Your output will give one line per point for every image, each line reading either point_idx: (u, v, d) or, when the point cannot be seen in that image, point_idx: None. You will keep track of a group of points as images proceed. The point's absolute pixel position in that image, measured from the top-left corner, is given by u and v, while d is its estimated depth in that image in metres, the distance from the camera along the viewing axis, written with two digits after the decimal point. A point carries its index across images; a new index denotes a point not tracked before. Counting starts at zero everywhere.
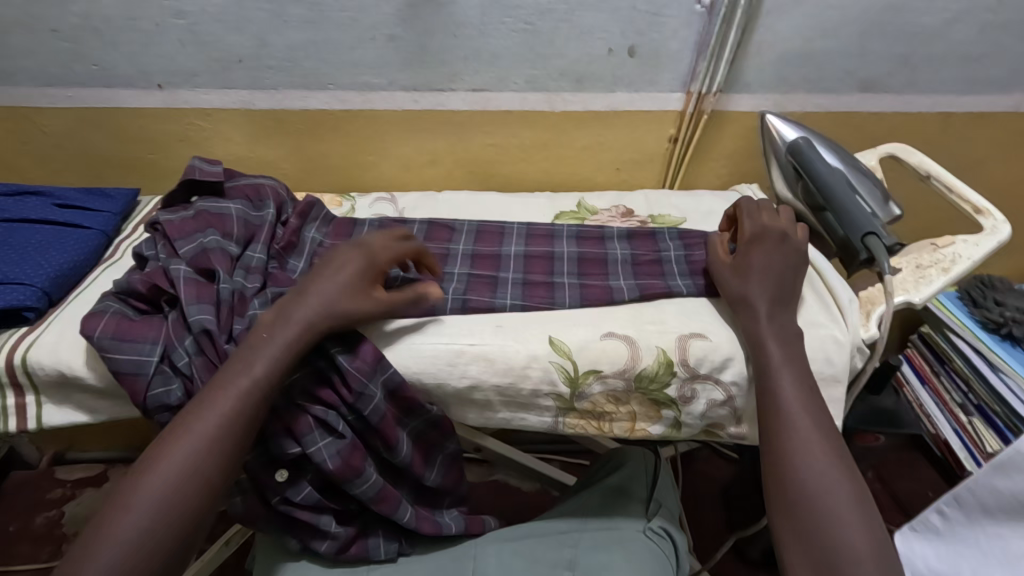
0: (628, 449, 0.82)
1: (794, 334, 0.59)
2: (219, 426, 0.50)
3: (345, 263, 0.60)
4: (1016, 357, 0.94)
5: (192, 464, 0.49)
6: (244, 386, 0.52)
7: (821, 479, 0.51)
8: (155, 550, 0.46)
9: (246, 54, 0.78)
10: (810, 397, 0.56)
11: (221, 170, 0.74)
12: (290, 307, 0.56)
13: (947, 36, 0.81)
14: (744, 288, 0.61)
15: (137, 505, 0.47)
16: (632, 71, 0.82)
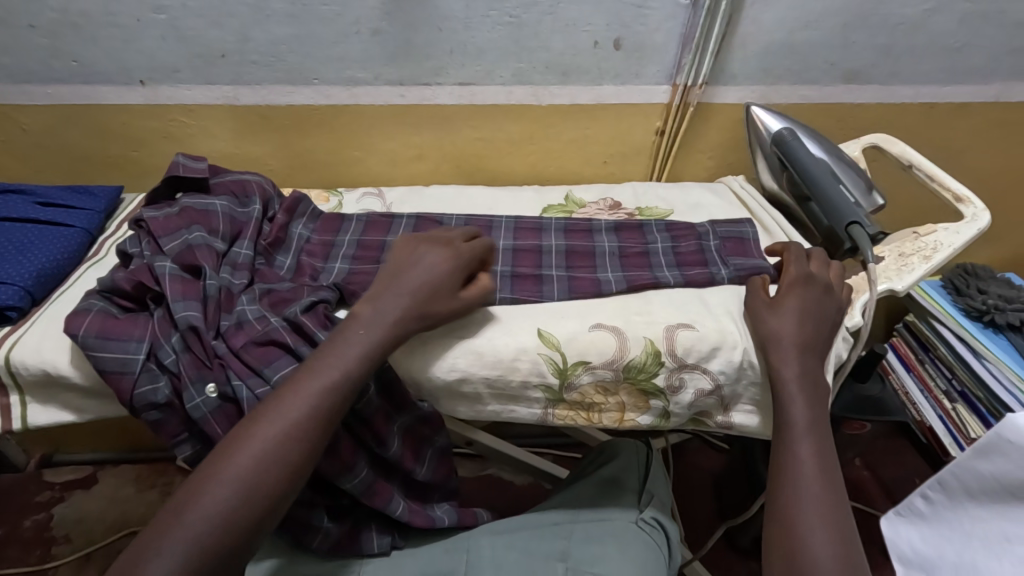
0: (620, 441, 0.82)
1: (822, 389, 0.58)
2: (300, 422, 0.49)
3: (437, 263, 0.60)
4: (998, 344, 0.96)
5: (259, 471, 0.47)
6: (335, 377, 0.51)
7: (821, 533, 0.49)
8: (232, 530, 0.46)
9: (229, 49, 0.78)
10: (827, 448, 0.54)
11: (206, 166, 0.74)
12: (388, 296, 0.57)
13: (929, 27, 0.82)
14: (778, 328, 0.59)
15: (203, 512, 0.45)
16: (617, 64, 0.82)
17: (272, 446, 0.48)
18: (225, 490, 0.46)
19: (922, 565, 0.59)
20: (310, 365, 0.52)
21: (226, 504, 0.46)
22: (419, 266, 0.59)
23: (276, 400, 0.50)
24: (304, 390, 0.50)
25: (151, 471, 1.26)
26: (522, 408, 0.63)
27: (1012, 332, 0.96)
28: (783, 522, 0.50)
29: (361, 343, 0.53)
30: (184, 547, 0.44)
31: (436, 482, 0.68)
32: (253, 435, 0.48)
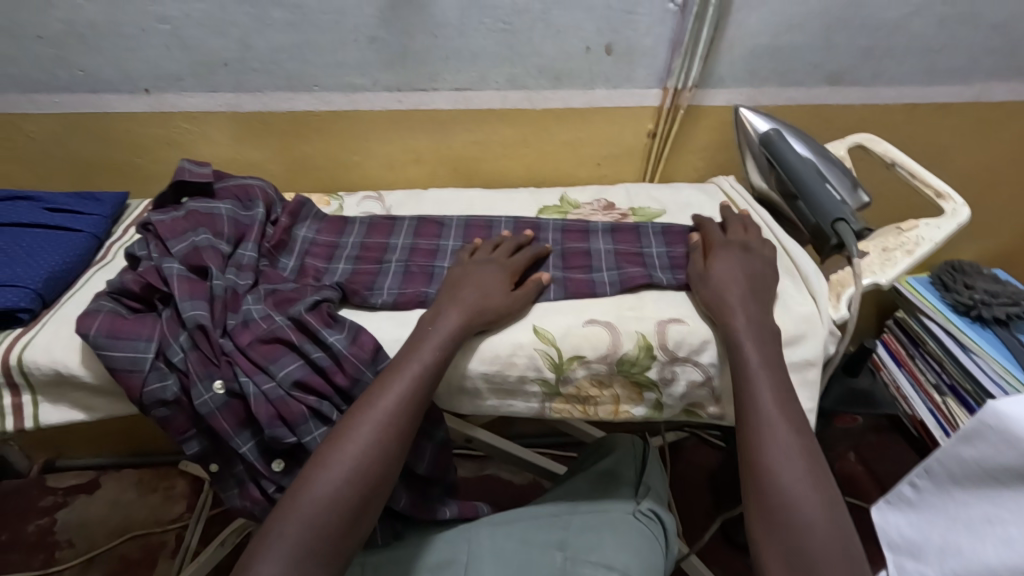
0: (617, 436, 0.84)
1: (773, 335, 0.61)
2: (392, 411, 0.55)
3: (485, 271, 0.67)
4: (985, 338, 0.99)
5: (362, 456, 0.53)
6: (416, 370, 0.57)
7: (798, 486, 0.52)
8: (340, 511, 0.52)
9: (231, 57, 0.80)
10: (788, 400, 0.57)
11: (211, 171, 0.76)
12: (450, 302, 0.63)
13: (909, 29, 0.85)
14: (717, 294, 0.64)
15: (314, 498, 0.51)
16: (609, 68, 0.85)
17: (371, 433, 0.54)
18: (332, 478, 0.52)
19: (910, 549, 0.62)
20: (398, 365, 0.58)
21: (333, 491, 0.52)
22: (473, 279, 0.66)
23: (369, 396, 0.56)
24: (395, 384, 0.56)
25: (153, 475, 1.27)
26: (519, 401, 0.65)
27: (999, 326, 0.99)
28: (759, 481, 0.53)
29: (439, 340, 0.59)
30: (302, 529, 0.50)
31: (436, 475, 0.70)
32: (353, 427, 0.54)
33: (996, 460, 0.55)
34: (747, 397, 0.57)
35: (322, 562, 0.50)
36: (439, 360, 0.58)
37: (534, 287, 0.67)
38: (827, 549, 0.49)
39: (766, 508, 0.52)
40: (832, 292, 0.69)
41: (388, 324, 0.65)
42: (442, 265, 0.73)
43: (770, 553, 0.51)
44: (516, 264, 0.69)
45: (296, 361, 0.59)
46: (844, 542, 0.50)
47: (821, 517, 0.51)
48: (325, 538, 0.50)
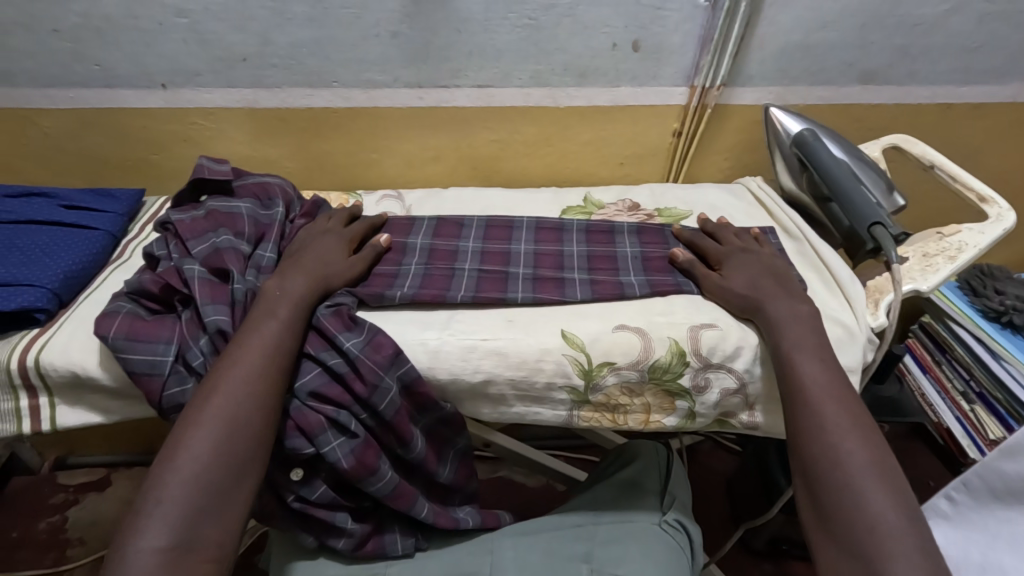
0: (640, 442, 0.82)
1: (812, 317, 0.61)
2: (264, 359, 0.55)
3: (311, 240, 0.68)
4: (1017, 345, 0.95)
5: (239, 405, 0.52)
6: (281, 320, 0.58)
7: (843, 458, 0.51)
8: (226, 464, 0.50)
9: (249, 52, 0.78)
10: (838, 379, 0.56)
11: (229, 169, 0.74)
12: (291, 270, 0.63)
13: (946, 27, 0.82)
14: (745, 296, 0.63)
15: (193, 457, 0.49)
16: (636, 65, 0.82)
17: (245, 381, 0.53)
18: (208, 433, 0.50)
19: None
20: (253, 323, 0.57)
21: (206, 453, 0.50)
22: (313, 248, 0.67)
23: (229, 357, 0.54)
24: (261, 333, 0.56)
25: None
26: (547, 408, 0.63)
27: None
28: (809, 462, 0.52)
29: (289, 301, 0.60)
30: (188, 484, 0.48)
31: (458, 484, 0.69)
32: (224, 380, 0.53)
33: None
34: (789, 383, 0.56)
35: (213, 513, 0.48)
36: (293, 315, 0.59)
37: (371, 252, 0.70)
38: (881, 520, 0.47)
39: (818, 484, 0.51)
40: (869, 298, 0.67)
41: (412, 327, 0.63)
42: (464, 267, 0.72)
43: (823, 531, 0.50)
44: (352, 233, 0.72)
45: (313, 371, 0.59)
46: (906, 508, 0.48)
47: (877, 490, 0.49)
48: (205, 500, 0.48)
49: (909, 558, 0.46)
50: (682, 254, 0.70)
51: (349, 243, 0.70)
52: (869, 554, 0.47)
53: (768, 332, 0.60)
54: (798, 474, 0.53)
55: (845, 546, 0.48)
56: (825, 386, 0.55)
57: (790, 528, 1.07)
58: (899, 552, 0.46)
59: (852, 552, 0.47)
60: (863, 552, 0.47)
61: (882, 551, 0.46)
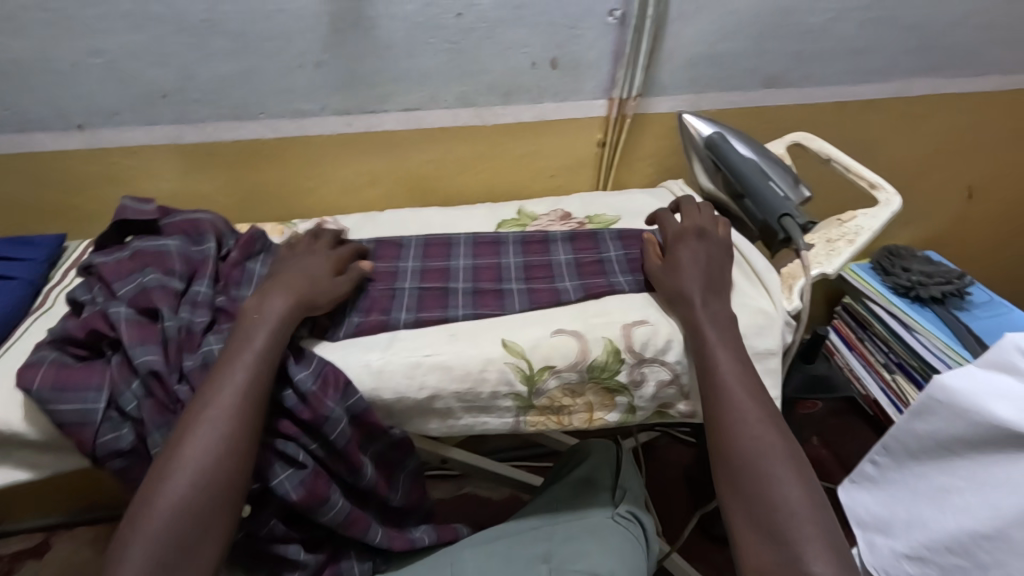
0: (592, 443, 0.85)
1: (728, 315, 0.64)
2: (238, 396, 0.53)
3: (300, 263, 0.67)
4: (925, 317, 1.05)
5: (214, 448, 0.51)
6: (251, 357, 0.56)
7: (761, 450, 0.55)
8: (202, 509, 0.50)
9: (170, 89, 0.77)
10: (751, 373, 0.60)
11: (155, 208, 0.72)
12: (273, 293, 0.62)
13: (832, 33, 0.90)
14: (678, 285, 0.66)
15: (168, 503, 0.49)
16: (556, 82, 0.86)
17: (219, 423, 0.52)
18: (183, 479, 0.50)
19: (879, 524, 0.69)
20: (229, 353, 0.56)
21: (184, 499, 0.49)
22: (300, 268, 0.66)
23: (205, 394, 0.53)
24: (231, 370, 0.54)
25: (111, 530, 1.19)
26: (491, 416, 0.65)
27: (936, 305, 1.07)
28: (726, 456, 0.56)
29: (268, 326, 0.58)
30: (158, 531, 0.48)
31: (410, 506, 0.69)
32: (198, 419, 0.52)
33: (949, 432, 0.62)
34: (710, 377, 0.60)
35: (190, 557, 0.49)
36: (270, 342, 0.57)
37: (356, 277, 0.69)
38: (797, 507, 0.52)
39: (735, 472, 0.55)
40: (784, 285, 0.71)
41: (356, 349, 0.64)
42: (404, 286, 0.73)
43: (741, 517, 0.53)
44: (338, 256, 0.70)
45: None
46: (816, 495, 0.53)
47: (791, 480, 0.53)
48: (180, 548, 0.48)
49: (819, 539, 0.50)
50: (646, 236, 0.74)
51: (336, 264, 0.69)
52: (786, 538, 0.50)
53: (691, 331, 0.63)
54: (715, 464, 0.57)
55: (763, 533, 0.52)
56: (743, 383, 0.59)
57: None
58: (809, 532, 0.51)
59: (770, 537, 0.51)
60: (778, 536, 0.51)
61: (795, 532, 0.51)
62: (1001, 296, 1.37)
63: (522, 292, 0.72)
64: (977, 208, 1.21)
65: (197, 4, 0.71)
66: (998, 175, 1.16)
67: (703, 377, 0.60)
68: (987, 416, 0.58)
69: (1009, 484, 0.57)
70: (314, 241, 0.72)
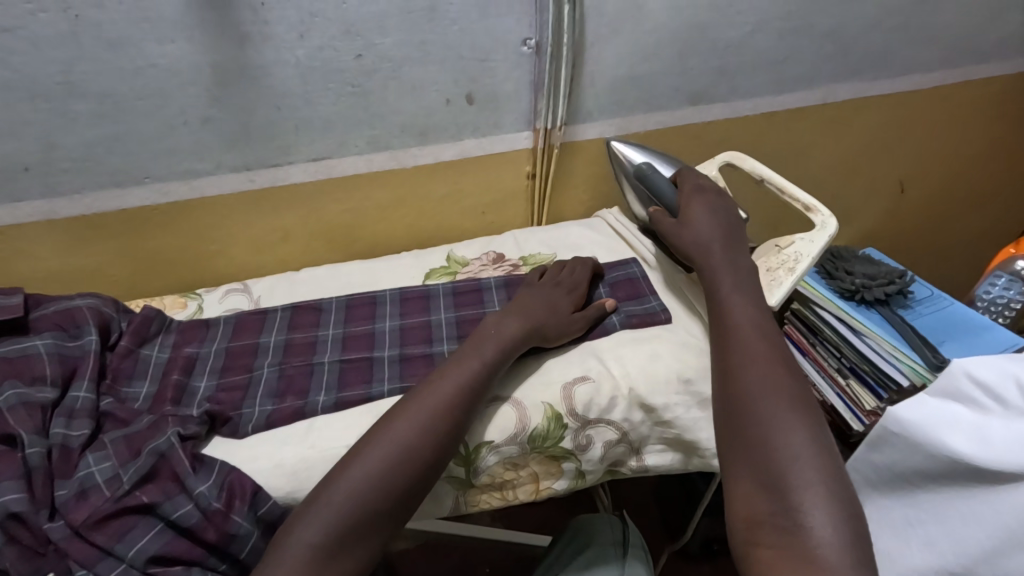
0: (598, 519, 0.75)
1: (748, 269, 0.62)
2: (454, 393, 0.54)
3: (554, 295, 0.68)
4: (870, 319, 1.05)
5: (416, 437, 0.51)
6: (476, 366, 0.56)
7: (764, 393, 0.51)
8: (390, 490, 0.49)
9: (32, 161, 0.68)
10: (767, 325, 0.57)
11: (21, 300, 0.62)
12: (510, 315, 0.63)
13: (752, 45, 0.88)
14: (695, 236, 0.65)
15: (363, 473, 0.48)
16: (475, 117, 0.81)
17: (428, 415, 0.52)
18: (379, 454, 0.49)
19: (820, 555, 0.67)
20: (458, 358, 0.57)
21: (377, 472, 0.49)
22: (540, 300, 0.66)
23: (428, 382, 0.55)
24: (455, 372, 0.56)
25: None
26: (427, 500, 0.58)
27: (881, 306, 1.06)
28: (731, 398, 0.52)
29: (498, 340, 0.60)
30: (350, 495, 0.47)
31: None
32: (410, 405, 0.53)
33: (905, 463, 0.59)
34: (723, 320, 0.58)
35: (361, 534, 0.47)
36: (497, 355, 0.58)
37: (599, 312, 0.68)
38: (799, 451, 0.47)
39: (734, 417, 0.51)
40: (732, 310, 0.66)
41: (265, 448, 0.57)
42: (323, 360, 0.66)
43: (738, 461, 0.49)
44: (580, 288, 0.70)
45: (151, 531, 0.49)
46: (823, 443, 0.48)
47: (795, 424, 0.49)
48: (363, 517, 0.47)
49: (820, 486, 0.45)
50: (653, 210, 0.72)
51: (579, 298, 0.69)
52: (783, 482, 0.46)
53: (706, 279, 0.62)
54: (717, 411, 0.53)
55: (760, 478, 0.47)
56: (758, 331, 0.56)
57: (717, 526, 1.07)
58: (810, 478, 0.45)
59: (765, 480, 0.47)
60: (774, 481, 0.46)
61: (794, 476, 0.46)
62: (944, 284, 1.39)
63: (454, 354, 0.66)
64: (912, 203, 1.22)
65: (50, 67, 0.63)
66: (928, 169, 1.18)
67: (716, 325, 0.58)
68: (942, 448, 0.55)
69: (972, 518, 0.54)
70: (569, 269, 0.73)
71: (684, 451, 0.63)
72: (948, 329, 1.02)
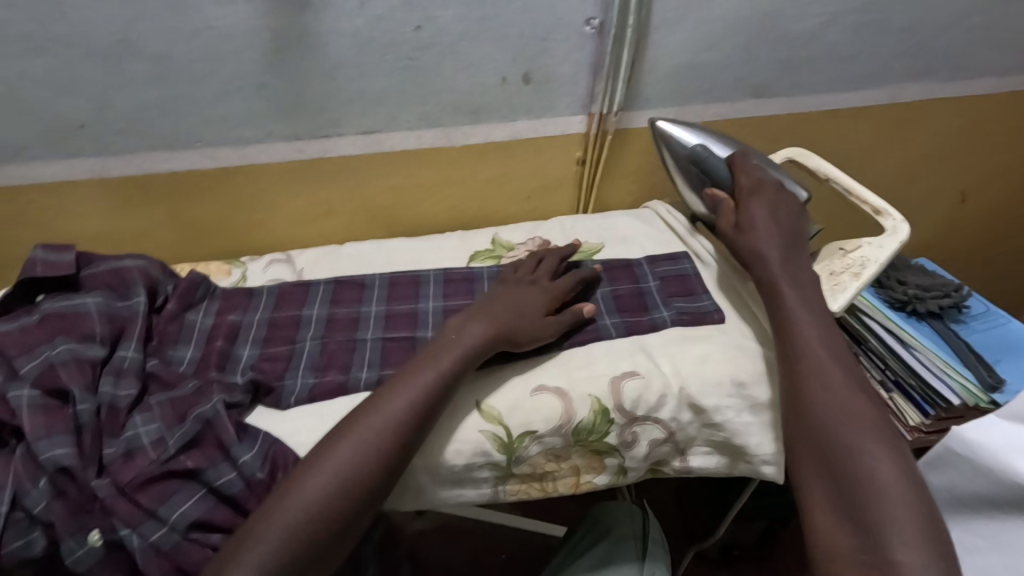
0: (616, 509, 0.73)
1: (809, 278, 0.59)
2: (404, 412, 0.50)
3: (524, 297, 0.63)
4: (921, 331, 1.00)
5: (359, 461, 0.48)
6: (431, 379, 0.53)
7: (840, 418, 0.48)
8: (330, 520, 0.46)
9: (87, 119, 0.68)
10: (833, 339, 0.54)
11: (73, 258, 0.62)
12: (472, 321, 0.59)
13: (824, 37, 0.84)
14: (754, 242, 0.61)
15: (302, 502, 0.46)
16: (529, 98, 0.79)
17: (373, 436, 0.49)
18: (320, 481, 0.47)
19: None
20: (409, 371, 0.54)
21: (316, 500, 0.46)
22: (512, 301, 0.62)
23: (377, 398, 0.52)
24: (406, 388, 0.52)
25: None
26: (466, 486, 0.57)
27: (933, 319, 1.02)
28: (803, 424, 0.50)
29: (463, 348, 0.56)
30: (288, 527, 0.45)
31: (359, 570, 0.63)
32: (356, 426, 0.50)
33: (966, 486, 0.54)
34: (786, 335, 0.55)
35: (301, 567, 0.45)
36: (456, 366, 0.54)
37: (575, 317, 0.64)
38: (884, 482, 0.45)
39: (809, 443, 0.49)
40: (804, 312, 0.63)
41: (308, 422, 0.56)
42: (366, 336, 0.65)
43: (819, 491, 0.47)
44: (558, 289, 0.66)
45: (194, 496, 0.49)
46: (906, 470, 0.46)
47: (879, 452, 0.46)
48: (303, 548, 0.45)
49: (911, 521, 0.43)
50: (711, 194, 0.68)
51: (554, 301, 0.64)
52: (870, 517, 0.44)
53: (766, 289, 0.59)
54: (788, 436, 0.51)
55: (844, 510, 0.45)
56: (828, 347, 0.53)
57: (738, 533, 1.02)
58: (898, 512, 0.43)
59: (849, 514, 0.45)
60: (859, 515, 0.44)
61: (881, 510, 0.44)
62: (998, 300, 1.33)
63: None
64: (971, 213, 1.16)
65: (110, 24, 0.62)
66: (992, 179, 1.12)
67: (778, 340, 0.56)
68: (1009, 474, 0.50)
69: None
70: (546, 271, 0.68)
71: (730, 455, 0.61)
72: (1004, 348, 0.98)
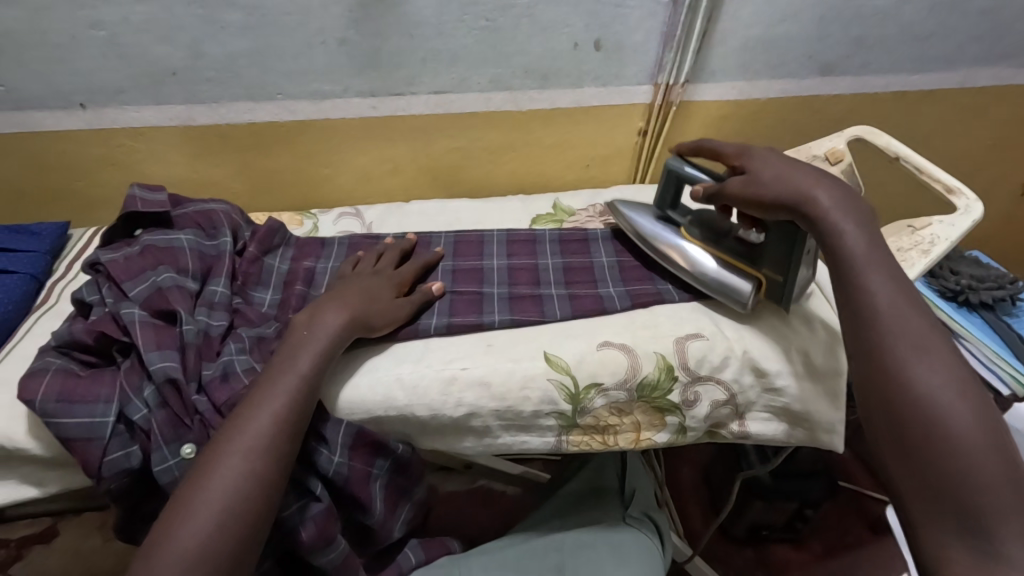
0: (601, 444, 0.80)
1: (865, 210, 0.54)
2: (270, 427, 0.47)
3: (374, 286, 0.62)
4: (973, 323, 0.99)
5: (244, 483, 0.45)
6: (293, 384, 0.50)
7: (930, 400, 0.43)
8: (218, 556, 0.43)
9: (180, 66, 0.71)
10: (906, 300, 0.48)
11: (165, 198, 0.66)
12: (326, 309, 0.56)
13: (899, 16, 0.83)
14: (786, 176, 0.56)
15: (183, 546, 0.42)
16: (598, 65, 0.79)
17: (243, 459, 0.46)
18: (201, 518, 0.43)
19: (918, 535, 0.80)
20: (266, 378, 0.50)
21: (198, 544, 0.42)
22: (358, 288, 0.60)
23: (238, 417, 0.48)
24: (266, 401, 0.48)
25: None
26: (531, 432, 0.59)
27: (985, 311, 0.99)
28: (887, 409, 0.44)
29: (324, 338, 0.54)
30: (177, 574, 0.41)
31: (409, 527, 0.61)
32: (224, 451, 0.46)
33: None
34: (862, 310, 0.48)
35: None
36: (315, 366, 0.52)
37: (422, 299, 0.64)
38: (984, 471, 0.39)
39: (895, 429, 0.43)
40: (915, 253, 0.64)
41: (385, 363, 0.59)
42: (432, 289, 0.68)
43: (909, 483, 0.42)
44: (402, 276, 0.65)
45: None
46: (1003, 453, 0.40)
47: (978, 437, 0.41)
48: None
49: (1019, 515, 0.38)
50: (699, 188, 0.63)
51: (402, 285, 0.64)
52: (972, 513, 0.39)
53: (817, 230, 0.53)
54: (870, 420, 0.45)
55: (941, 502, 0.40)
56: (907, 317, 0.47)
57: (767, 513, 1.00)
58: (1005, 505, 0.38)
59: (947, 507, 0.40)
60: (960, 509, 0.39)
61: (986, 504, 0.38)
62: None
63: (563, 297, 0.66)
64: None
65: None
66: None
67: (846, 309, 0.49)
68: None
69: None
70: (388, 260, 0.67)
71: (790, 422, 0.62)
72: None
